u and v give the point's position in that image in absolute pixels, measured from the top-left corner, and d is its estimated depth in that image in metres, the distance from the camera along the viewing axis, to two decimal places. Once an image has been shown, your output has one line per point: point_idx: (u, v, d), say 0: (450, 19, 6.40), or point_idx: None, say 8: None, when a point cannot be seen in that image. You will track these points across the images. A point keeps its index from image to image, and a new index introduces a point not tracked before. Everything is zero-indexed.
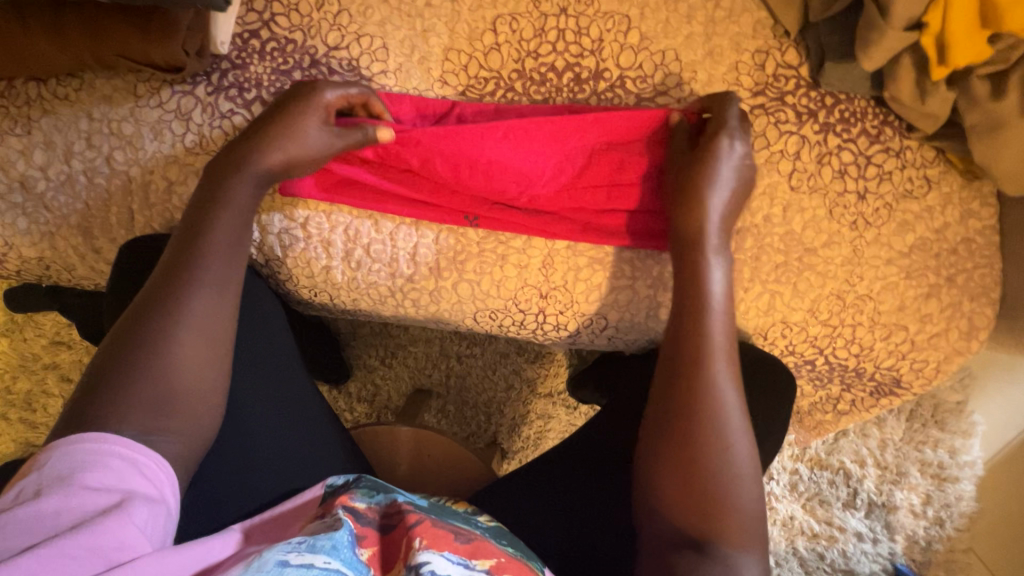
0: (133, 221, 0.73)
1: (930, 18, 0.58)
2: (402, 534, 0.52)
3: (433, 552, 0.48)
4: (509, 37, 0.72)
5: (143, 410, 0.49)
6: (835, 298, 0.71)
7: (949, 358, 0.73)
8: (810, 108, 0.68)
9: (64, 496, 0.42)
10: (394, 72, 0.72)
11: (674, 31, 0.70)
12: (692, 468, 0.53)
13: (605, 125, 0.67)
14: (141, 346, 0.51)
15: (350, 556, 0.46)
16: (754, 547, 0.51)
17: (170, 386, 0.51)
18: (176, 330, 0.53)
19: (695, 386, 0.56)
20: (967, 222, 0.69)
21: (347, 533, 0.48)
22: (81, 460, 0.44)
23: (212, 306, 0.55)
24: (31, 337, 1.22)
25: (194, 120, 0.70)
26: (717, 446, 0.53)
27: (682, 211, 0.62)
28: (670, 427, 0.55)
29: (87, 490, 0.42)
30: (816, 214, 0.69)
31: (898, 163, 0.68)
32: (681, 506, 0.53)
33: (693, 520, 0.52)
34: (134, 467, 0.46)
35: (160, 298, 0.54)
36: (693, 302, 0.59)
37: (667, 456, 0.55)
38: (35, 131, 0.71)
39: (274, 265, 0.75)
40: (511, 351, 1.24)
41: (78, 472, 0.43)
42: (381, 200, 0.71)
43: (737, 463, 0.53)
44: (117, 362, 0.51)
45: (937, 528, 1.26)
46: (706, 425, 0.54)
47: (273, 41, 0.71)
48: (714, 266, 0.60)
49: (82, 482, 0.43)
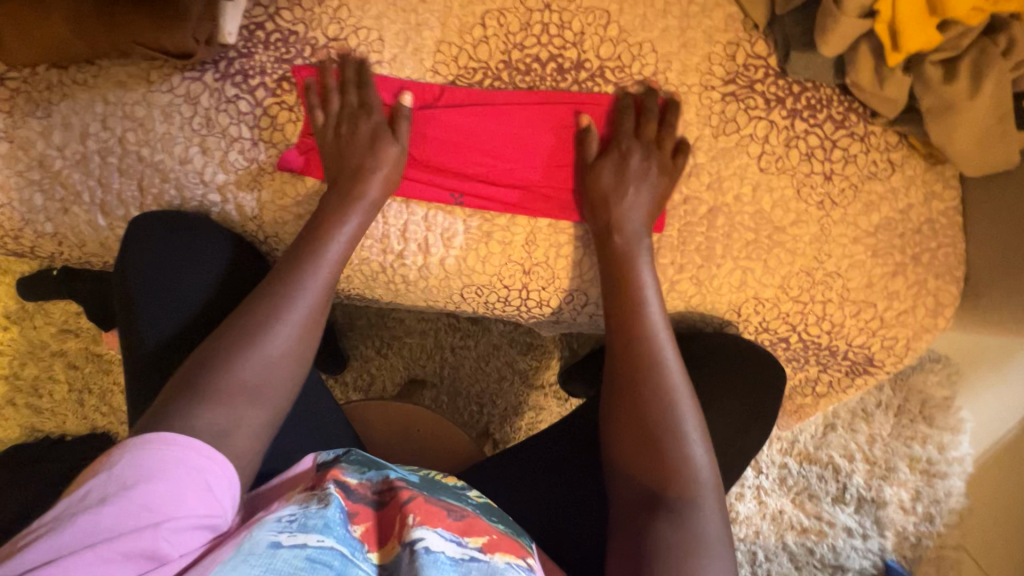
0: (142, 198, 0.78)
1: (880, 6, 0.62)
2: (396, 510, 0.55)
3: (427, 529, 0.51)
4: (497, 31, 0.76)
5: (235, 400, 0.57)
6: (804, 275, 0.74)
7: (917, 335, 0.76)
8: (779, 95, 0.72)
9: (119, 502, 0.46)
10: (389, 62, 0.77)
11: (651, 25, 0.75)
12: (640, 438, 0.61)
13: (573, 113, 0.75)
14: (242, 335, 0.61)
15: (342, 534, 0.50)
16: (706, 497, 0.57)
17: (259, 373, 0.59)
18: (275, 335, 0.62)
19: (635, 372, 0.64)
20: (930, 203, 0.73)
21: (337, 510, 0.52)
22: (139, 466, 0.49)
23: (304, 321, 0.64)
24: (40, 324, 1.26)
25: (202, 103, 0.75)
26: (657, 416, 0.61)
27: (598, 203, 0.72)
28: (615, 409, 0.64)
29: (140, 497, 0.47)
30: (785, 194, 0.73)
31: (863, 147, 0.72)
32: (641, 472, 0.59)
33: (648, 480, 0.59)
34: (198, 481, 0.50)
35: (261, 304, 0.64)
36: (627, 291, 0.69)
37: (632, 439, 0.61)
38: (55, 114, 0.76)
39: (273, 242, 0.80)
40: (504, 343, 1.27)
41: (143, 480, 0.48)
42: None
43: (682, 427, 0.60)
44: (225, 351, 0.60)
45: (926, 524, 1.26)
46: (647, 399, 0.62)
47: (277, 32, 0.76)
48: (642, 262, 0.70)
49: (142, 491, 0.47)
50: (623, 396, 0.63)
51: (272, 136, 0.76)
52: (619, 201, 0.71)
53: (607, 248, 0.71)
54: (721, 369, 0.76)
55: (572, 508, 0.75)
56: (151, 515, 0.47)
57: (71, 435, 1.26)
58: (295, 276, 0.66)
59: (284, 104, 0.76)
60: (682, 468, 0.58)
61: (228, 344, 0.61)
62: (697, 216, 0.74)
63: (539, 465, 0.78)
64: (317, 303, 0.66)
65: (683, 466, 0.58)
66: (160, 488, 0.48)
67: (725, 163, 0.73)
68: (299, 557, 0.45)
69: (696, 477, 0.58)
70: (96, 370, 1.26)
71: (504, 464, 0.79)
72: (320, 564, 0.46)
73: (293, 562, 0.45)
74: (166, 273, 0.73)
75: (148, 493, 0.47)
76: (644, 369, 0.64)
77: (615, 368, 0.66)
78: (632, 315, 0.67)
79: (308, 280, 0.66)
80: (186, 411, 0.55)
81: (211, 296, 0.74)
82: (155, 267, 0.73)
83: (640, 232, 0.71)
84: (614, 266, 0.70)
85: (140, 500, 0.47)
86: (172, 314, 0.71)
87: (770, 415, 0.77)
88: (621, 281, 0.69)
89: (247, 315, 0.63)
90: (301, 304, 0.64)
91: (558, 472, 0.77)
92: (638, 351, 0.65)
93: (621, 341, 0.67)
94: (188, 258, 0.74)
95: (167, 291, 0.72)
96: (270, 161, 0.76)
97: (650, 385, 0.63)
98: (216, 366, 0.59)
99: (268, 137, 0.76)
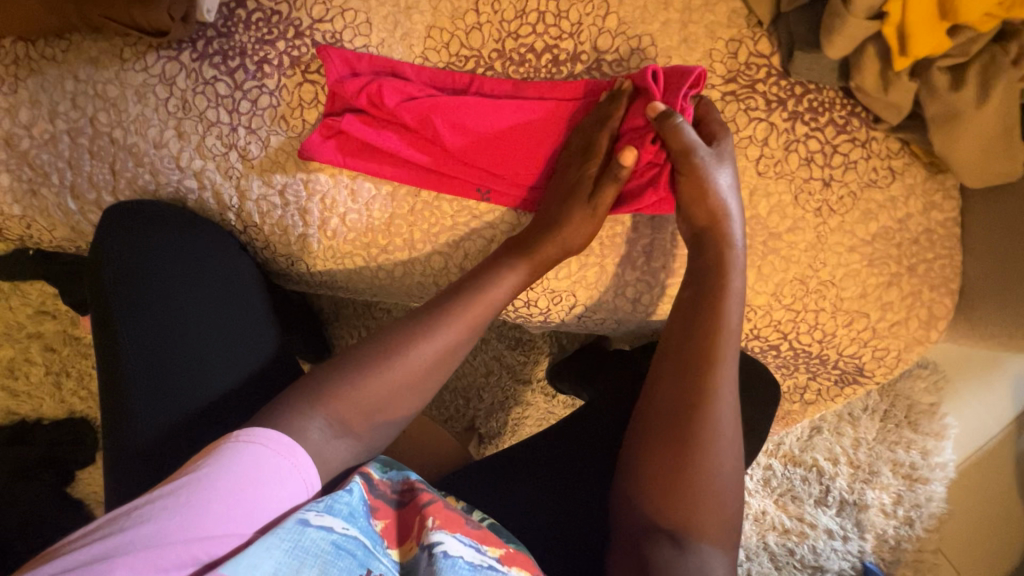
0: (115, 181, 0.74)
1: (890, 7, 0.59)
2: (415, 512, 0.54)
3: (446, 533, 0.50)
4: (491, 17, 0.73)
5: (359, 413, 0.59)
6: (798, 283, 0.72)
7: (909, 346, 0.75)
8: (780, 96, 0.70)
9: (221, 501, 0.47)
10: (377, 47, 0.73)
11: (651, 17, 0.71)
12: (683, 479, 0.58)
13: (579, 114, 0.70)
14: (384, 358, 0.61)
15: (365, 526, 0.50)
16: (718, 539, 0.58)
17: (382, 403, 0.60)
18: (413, 370, 0.62)
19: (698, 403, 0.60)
20: (929, 213, 0.71)
21: (361, 501, 0.52)
22: (245, 465, 0.49)
23: (441, 357, 0.63)
24: (16, 305, 1.21)
25: (178, 85, 0.72)
26: (705, 453, 0.59)
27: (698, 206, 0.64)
28: (665, 432, 0.61)
29: (239, 502, 0.47)
30: (782, 199, 0.71)
31: (864, 153, 0.70)
32: (668, 505, 0.59)
33: (671, 515, 0.58)
34: (278, 482, 0.50)
35: (416, 328, 0.64)
36: (712, 303, 0.62)
37: (675, 471, 0.59)
38: (22, 90, 0.73)
39: (252, 232, 0.77)
40: (492, 338, 1.23)
41: (236, 480, 0.48)
42: (401, 166, 0.73)
43: (721, 470, 0.59)
44: (365, 365, 0.61)
45: (906, 527, 1.26)
46: (704, 437, 0.59)
47: (259, 11, 0.72)
48: (735, 274, 0.63)
49: (234, 491, 0.48)
50: (678, 417, 0.60)
51: (252, 122, 0.72)
52: (721, 216, 0.64)
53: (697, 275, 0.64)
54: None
55: (558, 512, 0.74)
56: (241, 524, 0.47)
57: (48, 419, 1.23)
58: (449, 314, 0.64)
59: (265, 87, 0.72)
60: (707, 510, 0.58)
61: (373, 357, 0.61)
62: None
63: (525, 468, 0.77)
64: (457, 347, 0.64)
65: (710, 509, 0.58)
66: (258, 498, 0.48)
67: None
68: (326, 540, 0.45)
69: (716, 526, 0.58)
70: (74, 354, 1.23)
71: (485, 465, 0.78)
72: (345, 551, 0.45)
73: (320, 544, 0.45)
74: (137, 270, 0.69)
75: (247, 497, 0.48)
76: (709, 406, 0.60)
77: (677, 389, 0.62)
78: (713, 348, 0.61)
79: (458, 318, 0.64)
80: (307, 412, 0.56)
81: (189, 288, 0.69)
82: (122, 264, 0.69)
83: (736, 267, 0.64)
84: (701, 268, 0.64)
85: (240, 505, 0.47)
86: (137, 304, 0.67)
87: (756, 419, 0.78)
88: (704, 303, 0.62)
89: (401, 336, 0.63)
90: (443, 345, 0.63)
91: (544, 475, 0.77)
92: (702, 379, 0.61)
93: (693, 362, 0.61)
94: (159, 249, 0.71)
95: (142, 289, 0.68)
96: (250, 148, 0.73)
97: (706, 425, 0.59)
98: (354, 379, 0.60)
99: (248, 122, 0.72)
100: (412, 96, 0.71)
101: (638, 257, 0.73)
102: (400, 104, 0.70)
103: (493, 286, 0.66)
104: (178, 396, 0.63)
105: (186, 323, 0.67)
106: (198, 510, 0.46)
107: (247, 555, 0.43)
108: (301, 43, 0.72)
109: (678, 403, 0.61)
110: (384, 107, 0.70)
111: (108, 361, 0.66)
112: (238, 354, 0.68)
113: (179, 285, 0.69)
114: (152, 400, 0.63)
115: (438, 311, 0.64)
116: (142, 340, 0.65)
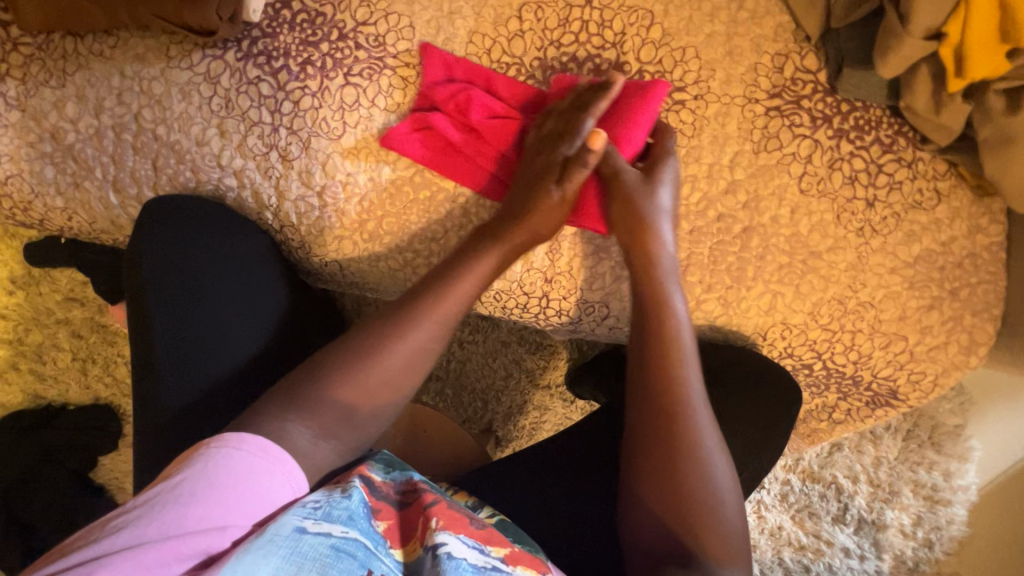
0: (157, 178, 0.75)
1: (948, 29, 0.59)
2: (419, 513, 0.53)
3: (449, 534, 0.50)
4: (534, 25, 0.72)
5: (333, 418, 0.57)
6: (836, 303, 0.72)
7: (947, 371, 0.74)
8: (826, 113, 0.69)
9: (178, 494, 0.47)
10: (419, 51, 0.73)
11: (696, 29, 0.70)
12: (677, 492, 0.58)
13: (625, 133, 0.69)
14: (364, 352, 0.61)
15: (366, 527, 0.49)
16: (736, 556, 0.56)
17: (361, 397, 0.59)
18: (370, 381, 0.60)
19: (667, 417, 0.61)
20: (975, 237, 0.70)
21: (362, 503, 0.51)
22: (197, 461, 0.50)
23: (421, 354, 0.63)
24: (47, 292, 1.21)
25: (222, 83, 0.72)
26: (692, 468, 0.59)
27: (623, 209, 0.67)
28: (648, 445, 0.61)
29: (196, 489, 0.47)
30: (823, 219, 0.70)
31: (909, 173, 0.69)
32: (669, 521, 0.58)
33: (670, 524, 0.57)
34: (252, 475, 0.50)
35: (367, 335, 0.62)
36: (662, 330, 0.64)
37: (668, 487, 0.58)
38: (69, 84, 0.74)
39: (288, 232, 0.77)
40: (513, 341, 1.20)
41: (211, 482, 0.48)
42: (467, 171, 0.73)
43: (716, 484, 0.58)
44: (340, 363, 0.60)
45: (925, 549, 1.16)
46: (688, 444, 0.59)
47: (304, 12, 0.72)
48: (676, 296, 0.65)
49: (210, 493, 0.47)
50: (653, 434, 0.61)
51: (293, 122, 0.73)
52: (651, 227, 0.66)
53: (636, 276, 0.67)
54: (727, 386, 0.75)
55: (575, 525, 0.71)
56: (223, 517, 0.47)
57: (74, 404, 1.22)
58: (398, 311, 0.64)
59: (306, 89, 0.72)
60: (713, 525, 0.57)
61: (314, 364, 0.61)
62: (731, 234, 0.71)
63: (545, 475, 0.75)
64: (435, 339, 0.64)
65: (717, 527, 0.56)
66: (219, 485, 0.48)
67: (765, 181, 0.70)
68: (325, 543, 0.45)
69: (726, 531, 0.57)
70: (101, 341, 1.21)
71: (507, 469, 0.76)
72: (345, 553, 0.45)
73: (318, 549, 0.45)
74: (183, 264, 0.70)
75: (223, 497, 0.47)
76: (677, 412, 0.61)
77: (647, 394, 0.63)
78: (667, 345, 0.63)
79: (429, 313, 0.63)
80: (284, 415, 0.56)
81: (237, 291, 0.71)
82: (159, 259, 0.69)
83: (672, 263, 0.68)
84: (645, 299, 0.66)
85: (199, 491, 0.47)
86: (169, 301, 0.67)
87: (783, 428, 0.74)
88: (654, 329, 0.64)
89: (336, 344, 0.63)
90: (404, 351, 0.62)
91: (564, 484, 0.74)
92: (665, 391, 0.62)
93: (648, 370, 0.63)
94: (208, 246, 0.71)
95: (188, 284, 0.69)
96: (290, 148, 0.73)
97: (683, 438, 0.59)
98: (325, 380, 0.59)
99: (289, 123, 0.73)
100: (488, 108, 0.72)
101: None
102: (482, 120, 0.71)
103: (454, 286, 0.65)
104: (205, 393, 0.64)
105: (218, 326, 0.68)
106: (163, 506, 0.46)
107: (242, 561, 0.42)
108: (344, 46, 0.72)
109: (653, 418, 0.61)
110: (459, 113, 0.71)
111: (138, 357, 0.66)
112: (256, 343, 0.69)
113: (232, 287, 0.70)
114: (184, 390, 0.64)
115: (418, 303, 0.64)
116: (182, 335, 0.66)
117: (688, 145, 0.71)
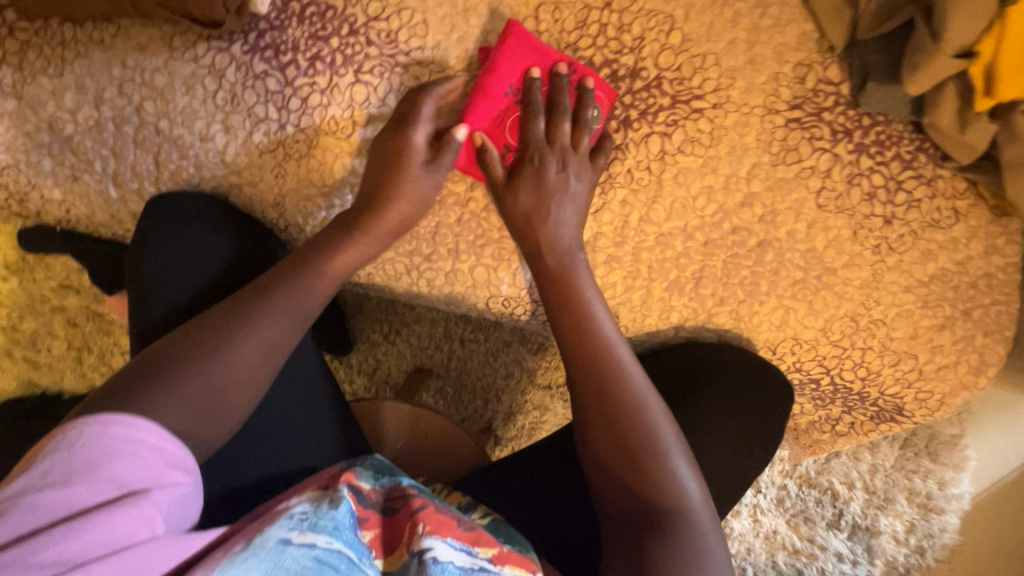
0: (158, 173, 0.73)
1: (981, 47, 0.58)
2: (406, 517, 0.52)
3: (436, 538, 0.49)
4: (550, 26, 0.70)
5: (190, 405, 0.52)
6: (849, 320, 0.71)
7: (955, 391, 0.73)
8: (847, 126, 0.67)
9: (57, 482, 0.42)
10: (432, 49, 0.70)
11: (717, 36, 0.68)
12: (629, 456, 0.57)
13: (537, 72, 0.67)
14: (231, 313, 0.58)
15: (351, 538, 0.47)
16: (701, 518, 0.55)
17: (223, 359, 0.55)
18: (234, 339, 0.56)
19: (606, 389, 0.61)
20: (991, 257, 0.69)
21: (349, 513, 0.49)
22: (56, 450, 0.44)
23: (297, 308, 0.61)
24: (41, 278, 1.19)
25: (228, 77, 0.70)
26: (642, 433, 0.58)
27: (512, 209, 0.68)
28: (596, 415, 0.60)
29: (74, 473, 0.43)
30: (840, 234, 0.69)
31: (928, 192, 0.68)
32: (630, 489, 0.57)
33: (634, 495, 0.56)
34: (136, 445, 0.47)
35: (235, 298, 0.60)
36: (573, 315, 0.65)
37: (621, 457, 0.58)
38: (67, 74, 0.71)
39: (293, 232, 0.75)
40: (514, 340, 1.19)
41: (96, 460, 0.44)
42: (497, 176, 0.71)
43: (665, 444, 0.58)
44: (208, 326, 0.57)
45: (917, 557, 1.17)
46: (628, 411, 0.59)
47: (313, 5, 0.69)
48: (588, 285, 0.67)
49: (101, 470, 0.44)
50: (597, 407, 0.60)
51: (300, 119, 0.70)
52: (544, 222, 0.67)
53: (540, 271, 0.68)
54: (723, 395, 0.73)
55: (576, 530, 0.70)
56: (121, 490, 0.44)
57: (68, 392, 1.20)
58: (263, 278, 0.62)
59: (315, 85, 0.70)
60: (670, 483, 0.56)
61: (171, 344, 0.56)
62: (746, 248, 0.70)
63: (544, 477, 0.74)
64: (309, 294, 0.62)
65: (675, 488, 0.56)
66: (100, 462, 0.44)
67: (782, 195, 0.69)
68: (308, 556, 0.43)
69: (681, 488, 0.56)
70: (96, 330, 1.19)
71: (510, 475, 0.75)
72: (327, 567, 0.43)
73: (301, 562, 0.43)
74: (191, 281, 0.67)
75: (109, 471, 0.44)
76: (616, 381, 0.61)
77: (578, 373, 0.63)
78: (581, 331, 0.64)
79: (298, 272, 0.62)
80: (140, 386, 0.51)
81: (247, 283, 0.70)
82: (167, 249, 0.68)
83: (575, 247, 0.69)
84: (556, 289, 0.67)
85: (77, 470, 0.43)
86: (178, 284, 0.67)
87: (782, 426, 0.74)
88: (573, 316, 0.65)
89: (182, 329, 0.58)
90: (275, 310, 0.59)
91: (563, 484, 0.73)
92: (597, 367, 0.62)
93: (582, 360, 0.63)
94: (218, 267, 0.69)
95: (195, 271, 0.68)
96: (298, 147, 0.71)
97: (624, 403, 0.59)
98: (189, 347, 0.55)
99: (297, 121, 0.70)
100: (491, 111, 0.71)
101: (686, 283, 0.72)
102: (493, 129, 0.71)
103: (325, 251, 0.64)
104: None
105: None
106: (43, 499, 0.41)
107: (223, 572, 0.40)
108: (354, 41, 0.69)
109: (596, 389, 0.61)
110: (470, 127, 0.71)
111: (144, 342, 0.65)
112: None
113: None
114: None
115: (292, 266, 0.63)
116: None
117: (705, 155, 0.70)
